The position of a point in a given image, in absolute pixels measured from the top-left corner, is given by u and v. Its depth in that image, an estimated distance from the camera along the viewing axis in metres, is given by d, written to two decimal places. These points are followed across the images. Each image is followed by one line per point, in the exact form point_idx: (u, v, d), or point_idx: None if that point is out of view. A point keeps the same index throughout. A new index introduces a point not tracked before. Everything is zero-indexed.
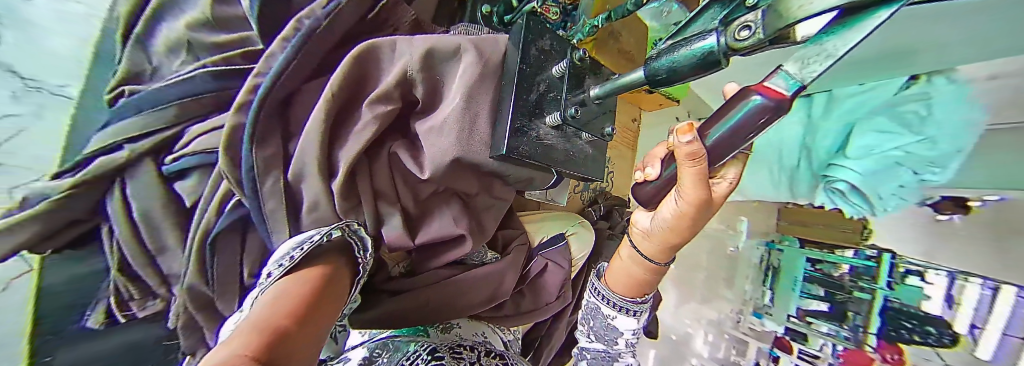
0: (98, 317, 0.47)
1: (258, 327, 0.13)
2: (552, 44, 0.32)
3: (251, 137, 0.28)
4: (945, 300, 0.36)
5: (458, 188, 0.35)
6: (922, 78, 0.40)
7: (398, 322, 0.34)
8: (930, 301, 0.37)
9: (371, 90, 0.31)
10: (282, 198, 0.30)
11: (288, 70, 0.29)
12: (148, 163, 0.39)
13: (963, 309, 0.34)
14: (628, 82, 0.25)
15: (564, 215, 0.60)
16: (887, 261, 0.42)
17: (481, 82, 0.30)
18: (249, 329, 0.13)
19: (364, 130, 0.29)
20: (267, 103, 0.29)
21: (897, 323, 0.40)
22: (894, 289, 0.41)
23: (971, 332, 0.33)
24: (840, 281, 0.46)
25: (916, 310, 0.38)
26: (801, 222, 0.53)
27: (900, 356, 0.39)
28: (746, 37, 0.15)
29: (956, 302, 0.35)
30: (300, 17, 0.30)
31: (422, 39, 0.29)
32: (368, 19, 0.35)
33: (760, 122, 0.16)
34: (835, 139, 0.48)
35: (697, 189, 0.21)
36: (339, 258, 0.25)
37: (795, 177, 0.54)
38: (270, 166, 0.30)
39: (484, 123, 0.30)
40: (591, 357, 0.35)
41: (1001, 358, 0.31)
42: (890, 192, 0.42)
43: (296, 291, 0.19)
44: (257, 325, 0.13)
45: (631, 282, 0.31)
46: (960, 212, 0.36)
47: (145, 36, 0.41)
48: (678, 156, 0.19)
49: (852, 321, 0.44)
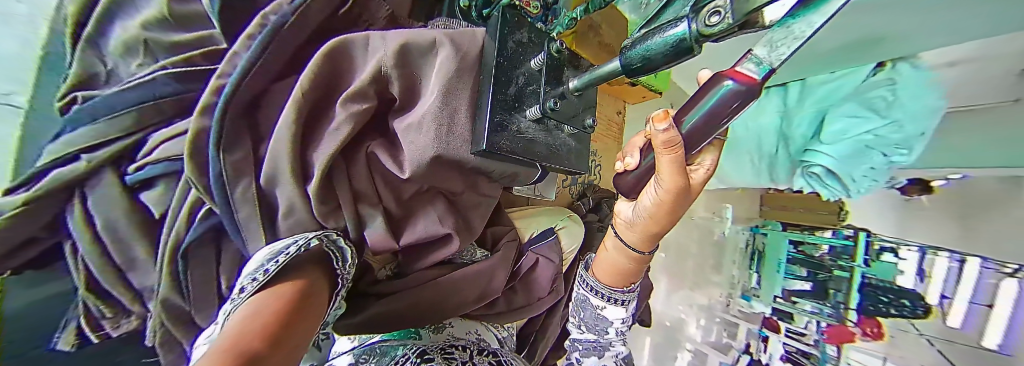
0: (68, 337, 0.45)
1: (228, 350, 0.12)
2: (529, 36, 0.32)
3: (217, 141, 0.27)
4: (917, 274, 0.37)
5: (442, 186, 0.34)
6: (887, 65, 0.42)
7: (385, 327, 0.33)
8: (904, 275, 0.39)
9: (345, 89, 0.29)
10: (256, 203, 0.29)
11: (254, 69, 0.28)
12: (110, 174, 0.37)
13: (933, 281, 0.36)
14: (606, 72, 0.25)
15: (553, 210, 0.60)
16: (863, 239, 0.44)
17: (458, 77, 0.29)
18: (216, 353, 0.12)
19: (339, 130, 0.28)
20: (233, 105, 0.28)
21: (875, 298, 0.41)
22: (871, 266, 0.42)
23: (941, 302, 0.35)
24: (820, 261, 0.48)
25: (893, 285, 0.40)
26: (784, 207, 0.57)
27: (879, 329, 0.40)
28: (716, 23, 0.15)
29: (927, 275, 0.36)
30: (265, 13, 0.28)
31: (395, 33, 0.28)
32: (340, 13, 0.34)
33: (731, 108, 0.17)
34: (809, 125, 0.50)
35: (680, 178, 0.21)
36: (315, 270, 0.24)
37: (774, 163, 0.55)
38: (241, 171, 0.28)
39: (463, 118, 0.30)
40: (583, 347, 0.35)
41: (970, 325, 0.33)
42: (862, 174, 0.42)
43: (269, 308, 0.18)
44: (226, 348, 0.12)
45: (617, 272, 0.31)
46: (926, 194, 0.38)
47: (97, 38, 0.38)
48: (655, 145, 0.19)
49: (834, 299, 0.46)
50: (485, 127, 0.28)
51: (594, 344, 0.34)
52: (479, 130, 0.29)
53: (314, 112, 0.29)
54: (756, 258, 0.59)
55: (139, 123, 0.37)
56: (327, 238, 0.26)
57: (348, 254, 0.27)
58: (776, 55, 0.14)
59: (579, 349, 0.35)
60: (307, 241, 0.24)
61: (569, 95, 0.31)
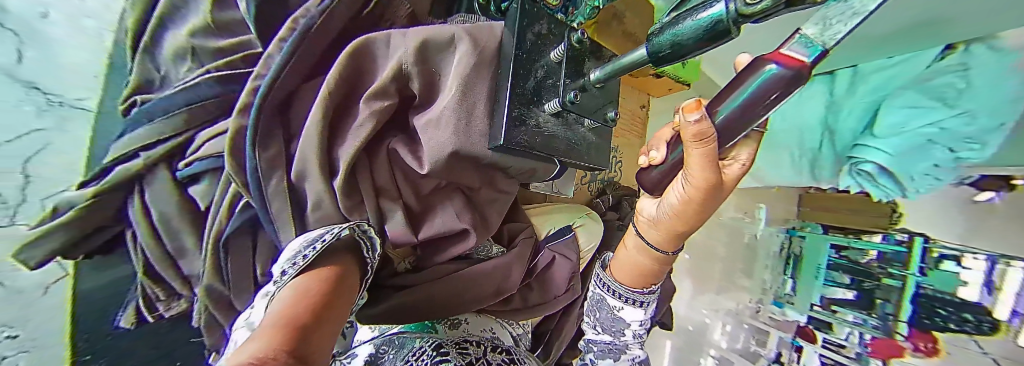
0: (129, 317, 0.49)
1: (280, 325, 0.13)
2: (550, 27, 0.31)
3: (253, 138, 0.29)
4: (985, 285, 0.34)
5: (459, 182, 0.34)
6: (958, 47, 0.35)
7: (403, 317, 0.34)
8: (966, 287, 0.36)
9: (367, 86, 0.30)
10: (287, 198, 0.31)
11: (286, 68, 0.29)
12: (162, 169, 0.40)
13: (1003, 294, 0.33)
14: (631, 62, 0.23)
15: (571, 207, 0.59)
16: (920, 245, 0.41)
17: (477, 73, 0.29)
18: (268, 329, 0.12)
19: (361, 128, 0.29)
20: (267, 104, 0.29)
21: (932, 311, 0.39)
22: (928, 276, 0.40)
23: (1013, 319, 0.32)
24: (867, 268, 0.46)
25: (952, 297, 0.37)
26: (828, 208, 0.55)
27: (935, 345, 0.38)
28: (756, 4, 0.13)
29: (997, 288, 0.33)
30: (295, 16, 0.29)
31: (416, 31, 0.28)
32: (364, 14, 0.35)
33: (771, 98, 0.15)
34: (859, 120, 0.45)
35: (699, 172, 0.19)
36: (350, 255, 0.25)
37: (818, 159, 0.50)
38: (274, 166, 0.30)
39: (481, 114, 0.29)
40: (598, 349, 0.33)
41: None
42: (922, 172, 0.39)
43: (311, 289, 0.18)
44: (279, 323, 0.13)
45: (638, 272, 0.30)
46: (1003, 189, 0.35)
47: (152, 46, 0.42)
48: (684, 137, 0.18)
49: (881, 310, 0.44)
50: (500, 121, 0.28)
51: (612, 347, 0.32)
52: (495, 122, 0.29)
53: (338, 109, 0.30)
54: (791, 263, 0.58)
55: (188, 122, 0.40)
56: (359, 228, 0.26)
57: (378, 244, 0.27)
58: (828, 35, 0.12)
59: (596, 352, 0.33)
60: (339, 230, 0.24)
61: (590, 88, 0.30)
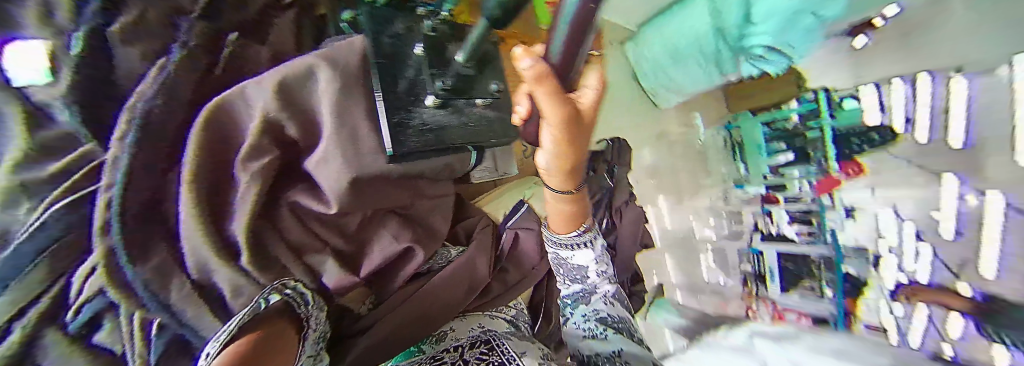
0: None
1: None
2: (406, 24, 0.30)
3: (122, 255, 0.25)
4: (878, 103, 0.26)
5: (386, 204, 0.33)
6: None
7: (379, 356, 0.32)
8: (869, 110, 0.27)
9: (238, 151, 0.27)
10: (198, 299, 0.27)
11: (134, 167, 0.25)
12: (50, 335, 0.25)
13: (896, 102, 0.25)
14: (476, 36, 0.24)
15: (520, 181, 0.63)
16: (824, 95, 0.32)
17: (346, 92, 0.27)
18: None
19: (246, 197, 0.26)
20: (125, 215, 0.25)
21: (849, 143, 0.30)
22: (838, 115, 0.31)
23: (908, 126, 0.24)
24: (792, 131, 0.36)
25: (863, 126, 0.28)
26: (741, 93, 0.45)
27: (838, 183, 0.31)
28: None
29: (890, 102, 0.25)
30: (129, 103, 0.26)
31: (271, 73, 0.26)
32: (213, 75, 0.31)
33: (591, 9, 0.16)
34: (738, 9, 0.45)
35: (559, 110, 0.17)
36: (284, 318, 0.23)
37: (721, 60, 0.49)
38: (167, 274, 0.26)
39: (367, 131, 0.27)
40: (570, 298, 0.36)
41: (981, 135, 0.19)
42: (800, 37, 0.36)
43: (228, 358, 0.17)
44: None
45: (564, 216, 0.31)
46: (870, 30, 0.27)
47: None
48: (526, 84, 0.16)
49: (817, 161, 0.33)
50: (384, 134, 0.27)
51: (581, 295, 0.35)
52: (380, 136, 0.28)
53: (215, 187, 0.26)
54: None
55: None
56: (285, 288, 0.25)
57: (310, 297, 0.26)
58: None
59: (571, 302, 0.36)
60: (265, 297, 0.23)
61: (466, 71, 0.30)
